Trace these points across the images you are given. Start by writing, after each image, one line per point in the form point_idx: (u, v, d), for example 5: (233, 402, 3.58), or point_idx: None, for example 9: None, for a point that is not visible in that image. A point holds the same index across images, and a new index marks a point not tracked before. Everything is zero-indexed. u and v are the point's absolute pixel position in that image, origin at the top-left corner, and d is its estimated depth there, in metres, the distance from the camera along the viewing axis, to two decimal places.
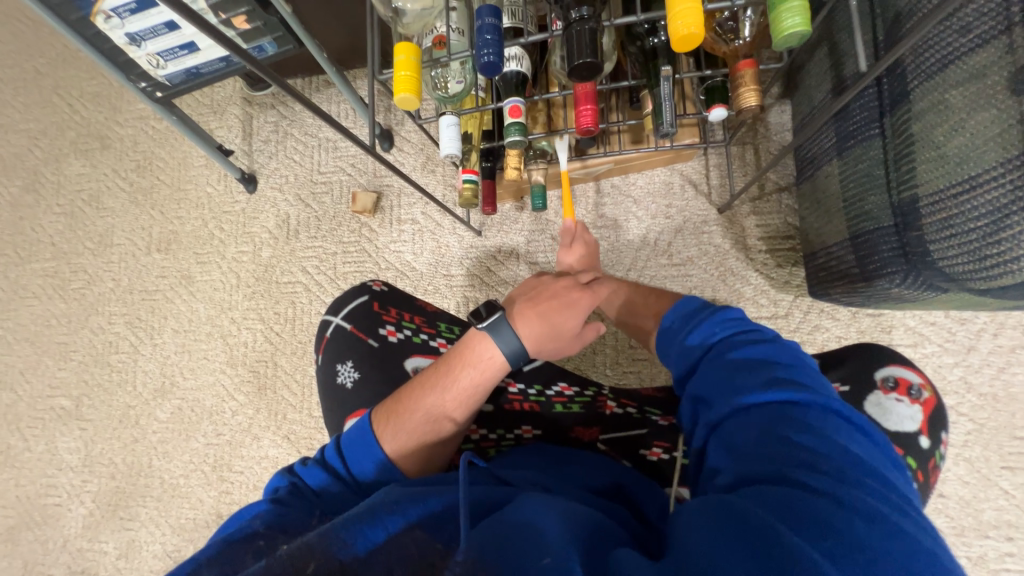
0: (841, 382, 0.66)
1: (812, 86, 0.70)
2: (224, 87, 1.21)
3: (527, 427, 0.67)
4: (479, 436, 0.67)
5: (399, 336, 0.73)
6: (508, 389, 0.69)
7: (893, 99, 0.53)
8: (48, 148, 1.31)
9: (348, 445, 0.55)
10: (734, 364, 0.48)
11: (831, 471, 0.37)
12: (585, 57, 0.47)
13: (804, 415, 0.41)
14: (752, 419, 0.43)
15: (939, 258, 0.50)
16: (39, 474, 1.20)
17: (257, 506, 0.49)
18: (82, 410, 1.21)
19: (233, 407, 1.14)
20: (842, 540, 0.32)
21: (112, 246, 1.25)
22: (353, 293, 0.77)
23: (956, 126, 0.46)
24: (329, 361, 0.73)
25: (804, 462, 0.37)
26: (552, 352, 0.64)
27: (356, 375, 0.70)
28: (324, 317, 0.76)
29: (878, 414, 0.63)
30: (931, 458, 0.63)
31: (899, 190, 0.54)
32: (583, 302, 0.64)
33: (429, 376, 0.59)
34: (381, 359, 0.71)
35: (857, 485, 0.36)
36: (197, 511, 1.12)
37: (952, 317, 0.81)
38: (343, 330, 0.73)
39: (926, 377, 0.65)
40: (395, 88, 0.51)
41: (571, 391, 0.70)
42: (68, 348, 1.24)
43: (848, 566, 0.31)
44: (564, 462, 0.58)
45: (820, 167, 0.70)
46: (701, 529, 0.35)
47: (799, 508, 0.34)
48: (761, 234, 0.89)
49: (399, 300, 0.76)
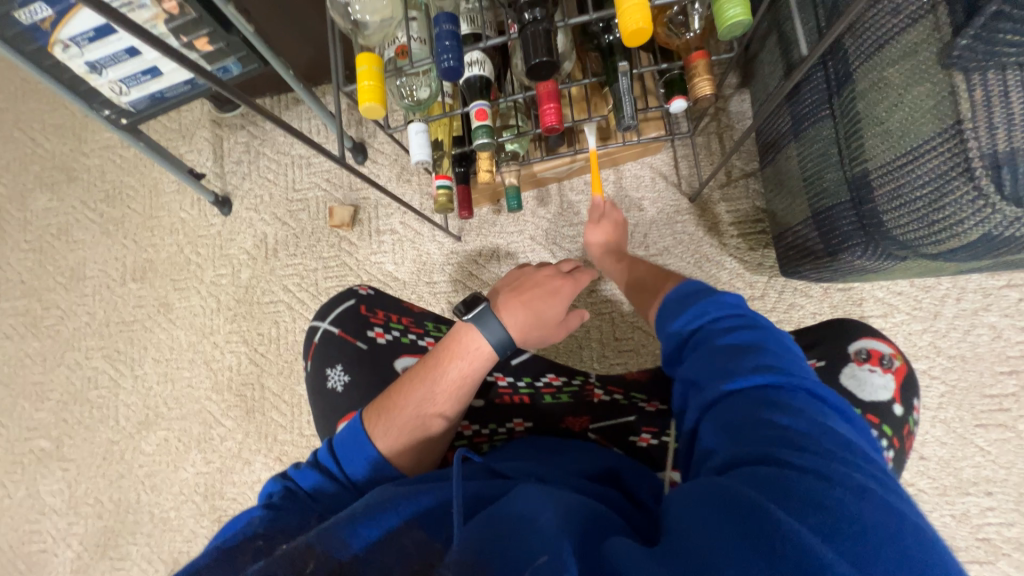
0: (817, 359, 0.69)
1: (766, 74, 0.74)
2: (192, 111, 1.20)
3: (519, 420, 0.67)
4: (472, 432, 0.67)
5: (387, 337, 0.73)
6: (497, 383, 0.69)
7: (838, 80, 0.56)
8: (13, 184, 1.28)
9: (341, 446, 0.55)
10: (725, 348, 0.48)
11: (823, 450, 0.38)
12: (541, 57, 0.49)
13: (792, 398, 0.42)
14: (741, 403, 0.43)
15: (894, 227, 0.53)
16: (22, 520, 1.16)
17: (251, 513, 0.48)
18: (63, 450, 1.17)
19: (222, 432, 1.12)
20: (835, 514, 0.33)
21: (85, 279, 1.23)
22: (340, 297, 0.77)
23: (896, 102, 0.49)
24: (318, 366, 0.72)
25: (793, 443, 0.38)
26: (538, 340, 0.65)
27: (346, 378, 0.70)
28: (311, 323, 0.76)
29: (853, 386, 0.66)
30: (906, 424, 0.66)
31: (852, 165, 0.56)
32: (566, 289, 0.66)
33: (418, 372, 0.59)
34: (371, 360, 0.71)
35: (845, 463, 0.37)
36: (191, 542, 1.10)
37: (917, 285, 0.85)
38: (331, 335, 0.73)
39: (896, 346, 0.68)
40: (360, 98, 0.52)
41: (559, 382, 0.70)
42: (45, 388, 1.20)
43: (839, 540, 0.32)
44: (557, 451, 0.59)
45: (781, 149, 0.72)
46: (691, 511, 0.36)
47: (790, 488, 0.35)
48: (731, 219, 0.92)
49: (384, 302, 0.76)
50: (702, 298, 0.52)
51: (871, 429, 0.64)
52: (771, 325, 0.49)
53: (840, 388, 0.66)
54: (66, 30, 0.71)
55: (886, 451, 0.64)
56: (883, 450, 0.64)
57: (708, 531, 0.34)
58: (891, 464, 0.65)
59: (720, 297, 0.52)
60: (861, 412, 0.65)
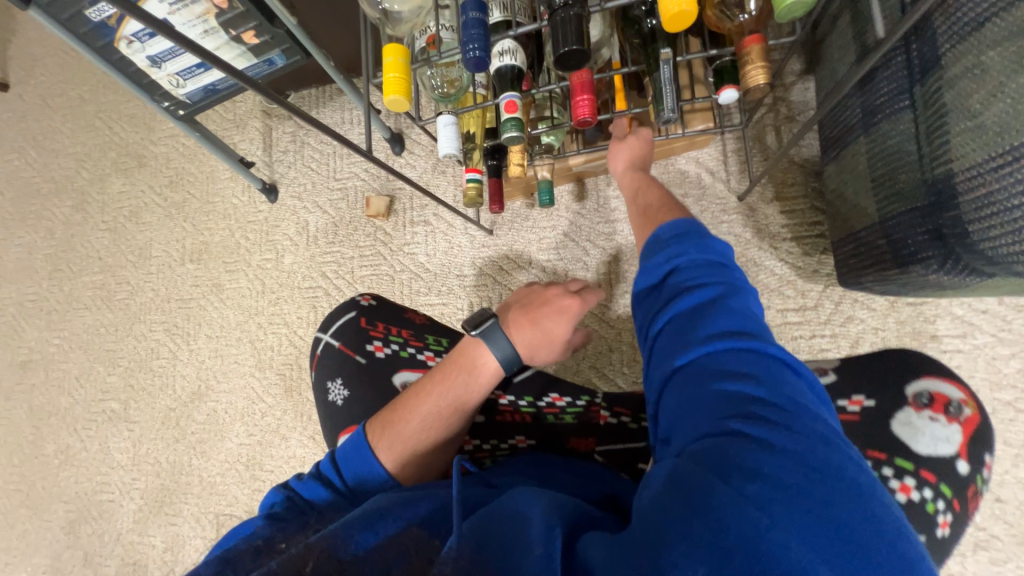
0: (866, 398, 0.61)
1: (835, 59, 0.66)
2: (245, 102, 1.26)
3: (521, 438, 0.66)
4: (473, 447, 0.65)
5: (386, 350, 0.73)
6: (498, 401, 0.67)
7: (922, 65, 0.49)
8: (93, 169, 1.41)
9: (342, 458, 0.54)
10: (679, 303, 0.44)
11: (770, 414, 0.36)
12: (571, 45, 0.45)
13: (743, 360, 0.39)
14: (695, 367, 0.40)
15: (980, 240, 0.45)
16: (95, 472, 1.29)
17: (252, 524, 0.48)
18: (130, 412, 1.30)
19: (263, 408, 1.18)
20: (780, 486, 0.32)
21: (151, 258, 1.33)
22: (342, 309, 0.78)
23: (994, 92, 0.41)
24: (321, 379, 0.74)
25: (740, 410, 0.36)
26: (545, 359, 0.62)
27: (345, 393, 0.71)
28: (315, 336, 0.78)
29: (907, 436, 0.58)
30: (970, 484, 0.57)
31: (932, 165, 0.49)
32: (576, 308, 0.62)
33: (423, 383, 0.58)
34: (369, 374, 0.71)
35: (790, 425, 0.35)
36: (233, 507, 1.18)
37: (1007, 304, 0.74)
38: (332, 348, 0.75)
39: (968, 393, 0.59)
40: (384, 90, 0.50)
41: (563, 402, 0.67)
42: (116, 355, 1.33)
43: (781, 511, 0.31)
44: (557, 470, 0.56)
45: (847, 145, 0.64)
46: (650, 494, 0.35)
47: (736, 461, 0.33)
48: (784, 222, 0.84)
49: (383, 314, 0.77)
50: (664, 251, 0.47)
51: (925, 488, 0.56)
52: (732, 278, 0.45)
53: (890, 437, 0.58)
54: (128, 26, 0.76)
55: (943, 514, 0.56)
56: (939, 514, 0.56)
57: (665, 513, 0.33)
58: (949, 528, 0.57)
59: (687, 248, 0.46)
60: (916, 467, 0.57)
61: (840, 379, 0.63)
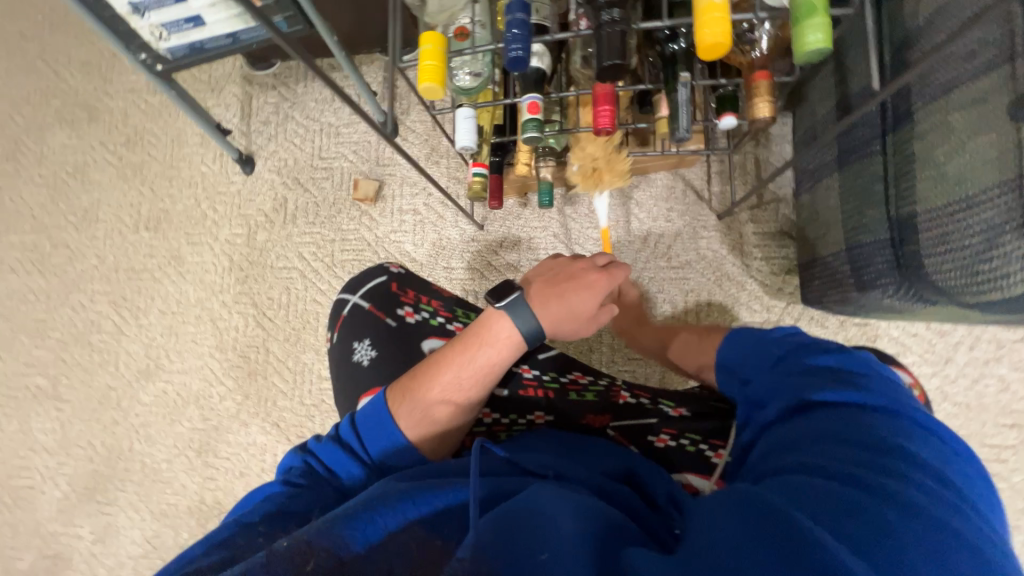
0: None
1: (815, 102, 0.72)
2: (223, 65, 1.18)
3: (539, 413, 0.68)
4: (490, 420, 0.68)
5: (417, 317, 0.73)
6: (522, 374, 0.70)
7: (895, 118, 0.56)
8: (31, 117, 1.26)
9: (362, 423, 0.55)
10: (805, 373, 0.52)
11: (884, 467, 0.38)
12: (613, 59, 0.48)
13: (862, 422, 0.43)
14: (814, 420, 0.46)
15: (934, 272, 0.53)
16: (12, 455, 1.16)
17: (270, 490, 0.51)
18: (59, 389, 1.17)
19: (221, 392, 1.12)
20: (869, 521, 0.34)
21: (97, 221, 1.21)
22: (371, 274, 0.78)
23: (957, 147, 0.49)
24: (346, 339, 0.73)
25: (845, 454, 0.40)
26: (569, 333, 0.64)
27: (372, 354, 0.70)
28: (340, 296, 0.77)
29: None
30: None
31: (897, 204, 0.56)
32: (601, 283, 0.64)
33: (445, 354, 0.59)
34: (399, 338, 0.71)
35: (907, 481, 0.37)
36: (180, 496, 1.10)
37: (933, 329, 0.85)
38: (360, 309, 0.74)
39: None
40: (419, 77, 0.51)
41: (585, 381, 0.71)
42: (46, 326, 1.19)
43: (856, 532, 0.34)
44: (574, 448, 0.59)
45: (822, 179, 0.72)
46: (727, 503, 0.39)
47: (821, 485, 0.38)
48: (757, 242, 0.92)
49: (416, 283, 0.77)
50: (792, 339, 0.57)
51: None
52: (867, 365, 0.51)
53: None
54: None
55: None
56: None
57: (737, 520, 0.37)
58: None
59: (819, 342, 0.56)
60: None
61: None
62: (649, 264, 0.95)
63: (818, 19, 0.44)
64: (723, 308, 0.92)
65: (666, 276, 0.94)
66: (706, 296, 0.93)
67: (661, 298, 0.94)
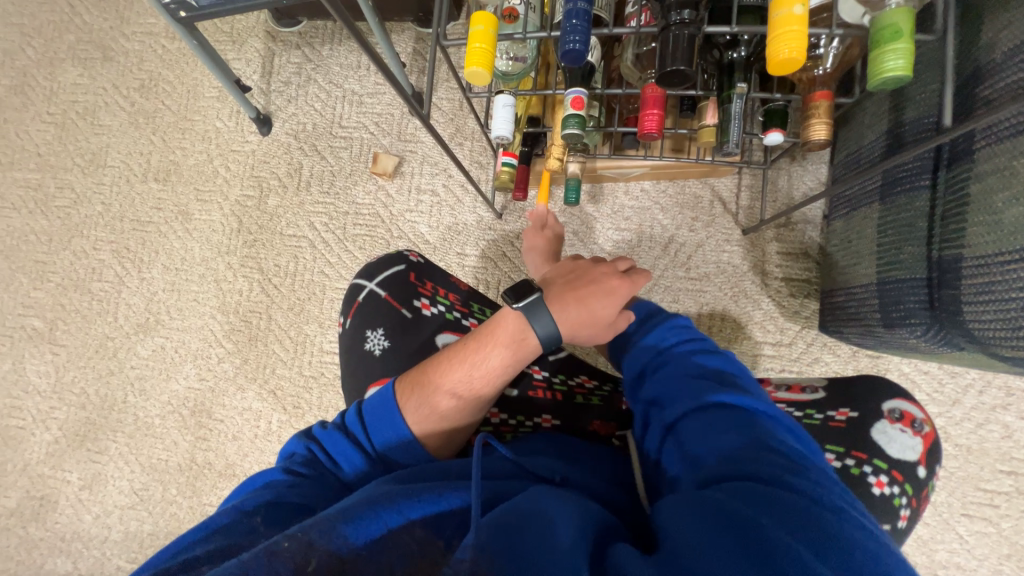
0: (849, 410, 0.67)
1: (864, 125, 0.69)
2: (247, 17, 1.13)
3: (546, 417, 0.67)
4: (498, 420, 0.66)
5: (433, 310, 0.72)
6: (532, 375, 0.70)
7: (953, 155, 0.54)
8: (43, 50, 1.21)
9: (369, 413, 0.54)
10: (689, 372, 0.54)
11: (793, 468, 0.41)
12: (678, 65, 0.45)
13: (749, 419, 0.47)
14: (721, 423, 0.47)
15: (971, 320, 0.52)
16: (5, 394, 1.16)
17: (272, 475, 0.50)
18: (56, 333, 1.16)
19: (220, 353, 1.10)
20: (816, 527, 0.36)
21: (105, 166, 1.18)
22: (389, 260, 0.76)
23: (1016, 196, 0.46)
24: (360, 326, 0.72)
25: (766, 459, 0.42)
26: (587, 339, 0.61)
27: (385, 344, 0.70)
28: (355, 281, 0.75)
29: (881, 443, 0.64)
30: (925, 487, 0.64)
31: (941, 245, 0.55)
32: (623, 290, 0.61)
33: (458, 351, 0.58)
34: (413, 329, 0.70)
35: (816, 482, 0.40)
36: (171, 453, 1.10)
37: (944, 369, 0.84)
38: (377, 297, 0.73)
39: (928, 412, 0.66)
40: (467, 61, 0.48)
41: (591, 384, 0.72)
42: (47, 269, 1.17)
43: (823, 551, 0.34)
44: (581, 451, 0.59)
45: (859, 208, 0.70)
46: (685, 517, 0.38)
47: (771, 497, 0.38)
48: (779, 262, 0.90)
49: (433, 274, 0.76)
50: (666, 330, 0.60)
51: (894, 485, 0.62)
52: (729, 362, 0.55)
53: (868, 441, 0.64)
54: None
55: (904, 509, 0.62)
56: (901, 507, 0.62)
57: (708, 532, 0.36)
58: (906, 522, 0.63)
59: (686, 334, 0.59)
60: (889, 467, 0.63)
61: (826, 396, 0.69)
62: (667, 272, 0.93)
63: (902, 45, 0.43)
64: (736, 325, 0.91)
65: (684, 287, 0.92)
66: (721, 311, 0.91)
67: (674, 308, 0.92)
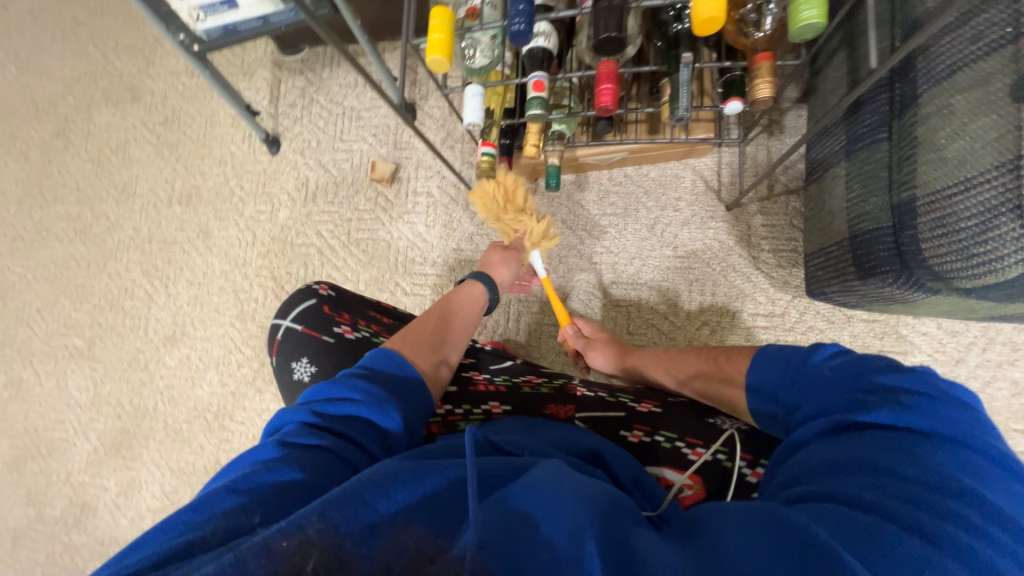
0: None
1: (829, 89, 0.72)
2: (256, 50, 1.24)
3: (496, 403, 0.69)
4: (445, 411, 0.67)
5: (355, 334, 0.76)
6: (473, 376, 0.73)
7: (903, 101, 0.56)
8: (80, 96, 1.35)
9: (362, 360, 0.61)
10: (860, 389, 0.45)
11: (927, 503, 0.34)
12: (610, 32, 0.53)
13: (904, 447, 0.39)
14: (856, 443, 0.41)
15: (931, 257, 0.53)
16: (49, 409, 1.25)
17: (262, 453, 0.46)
18: (94, 350, 1.26)
19: (240, 359, 1.18)
20: (882, 540, 0.32)
21: (135, 195, 1.29)
22: (301, 298, 0.81)
23: (957, 130, 0.49)
24: (285, 361, 0.77)
25: (896, 490, 0.36)
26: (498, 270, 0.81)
27: (312, 369, 0.74)
28: (274, 322, 0.81)
29: None
30: None
31: (899, 190, 0.56)
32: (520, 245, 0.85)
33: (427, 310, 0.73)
34: (338, 352, 0.74)
35: (952, 523, 0.33)
36: (197, 455, 1.17)
37: (944, 329, 0.83)
38: (294, 331, 0.78)
39: None
40: (428, 51, 0.54)
41: (539, 379, 0.74)
42: (85, 291, 1.28)
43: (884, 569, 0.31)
44: (540, 426, 0.60)
45: (830, 169, 0.72)
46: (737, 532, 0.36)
47: (863, 527, 0.33)
48: (765, 234, 0.92)
49: (347, 304, 0.81)
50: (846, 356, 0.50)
51: None
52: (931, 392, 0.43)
53: None
54: None
55: None
56: None
57: (757, 535, 0.34)
58: None
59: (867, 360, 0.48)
60: None
61: None
62: (654, 253, 0.95)
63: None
64: (726, 300, 0.92)
65: (672, 266, 0.94)
66: (710, 287, 0.93)
67: (664, 287, 0.94)
